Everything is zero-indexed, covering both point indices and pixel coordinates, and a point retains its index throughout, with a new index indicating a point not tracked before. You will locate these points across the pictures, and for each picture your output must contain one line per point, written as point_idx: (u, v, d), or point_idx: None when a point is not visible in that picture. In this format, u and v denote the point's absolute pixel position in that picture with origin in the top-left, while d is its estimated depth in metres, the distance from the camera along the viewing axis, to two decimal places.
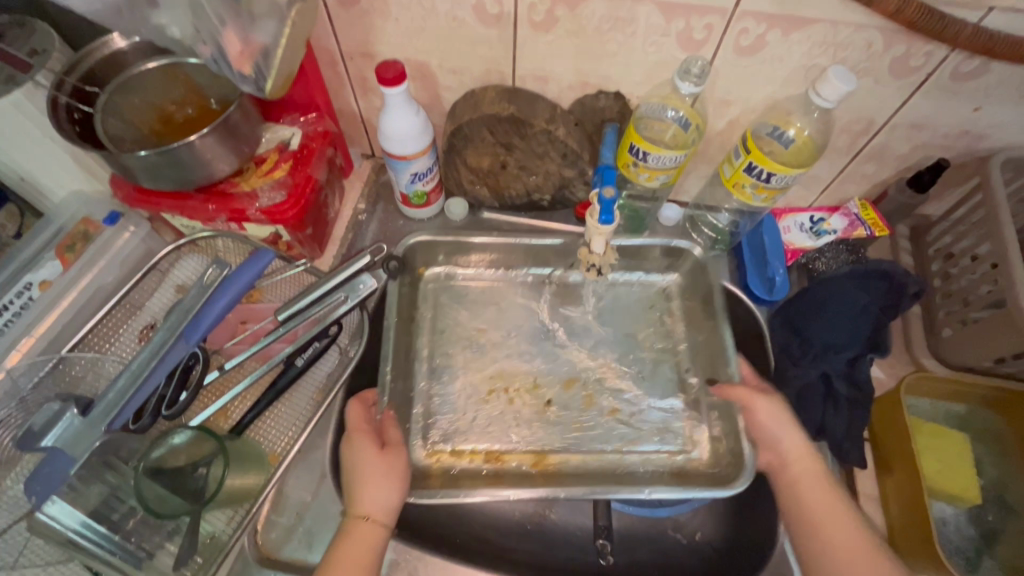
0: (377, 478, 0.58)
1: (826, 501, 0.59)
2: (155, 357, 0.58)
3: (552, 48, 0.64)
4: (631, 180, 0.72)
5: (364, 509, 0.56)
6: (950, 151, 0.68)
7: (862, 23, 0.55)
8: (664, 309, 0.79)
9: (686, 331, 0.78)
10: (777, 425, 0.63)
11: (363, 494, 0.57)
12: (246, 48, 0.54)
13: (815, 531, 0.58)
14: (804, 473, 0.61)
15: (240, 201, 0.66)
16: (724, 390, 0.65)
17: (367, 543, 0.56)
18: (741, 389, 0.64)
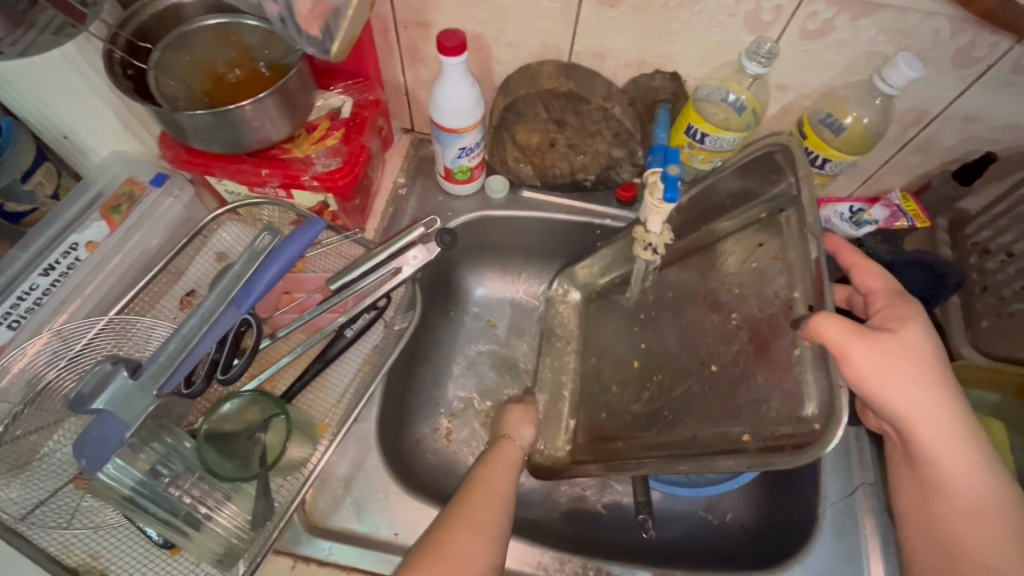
0: (523, 416, 0.72)
1: (951, 453, 0.51)
2: (206, 323, 0.55)
3: (614, 24, 0.64)
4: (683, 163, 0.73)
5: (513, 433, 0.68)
6: (997, 145, 0.69)
7: (933, 10, 0.55)
8: (770, 233, 0.58)
9: (801, 256, 0.53)
10: (878, 370, 0.47)
11: (515, 426, 0.70)
12: (316, 8, 0.53)
13: (931, 481, 0.53)
14: (927, 425, 0.50)
15: (293, 167, 0.65)
16: (809, 330, 0.47)
17: (509, 457, 0.65)
18: (833, 327, 0.45)
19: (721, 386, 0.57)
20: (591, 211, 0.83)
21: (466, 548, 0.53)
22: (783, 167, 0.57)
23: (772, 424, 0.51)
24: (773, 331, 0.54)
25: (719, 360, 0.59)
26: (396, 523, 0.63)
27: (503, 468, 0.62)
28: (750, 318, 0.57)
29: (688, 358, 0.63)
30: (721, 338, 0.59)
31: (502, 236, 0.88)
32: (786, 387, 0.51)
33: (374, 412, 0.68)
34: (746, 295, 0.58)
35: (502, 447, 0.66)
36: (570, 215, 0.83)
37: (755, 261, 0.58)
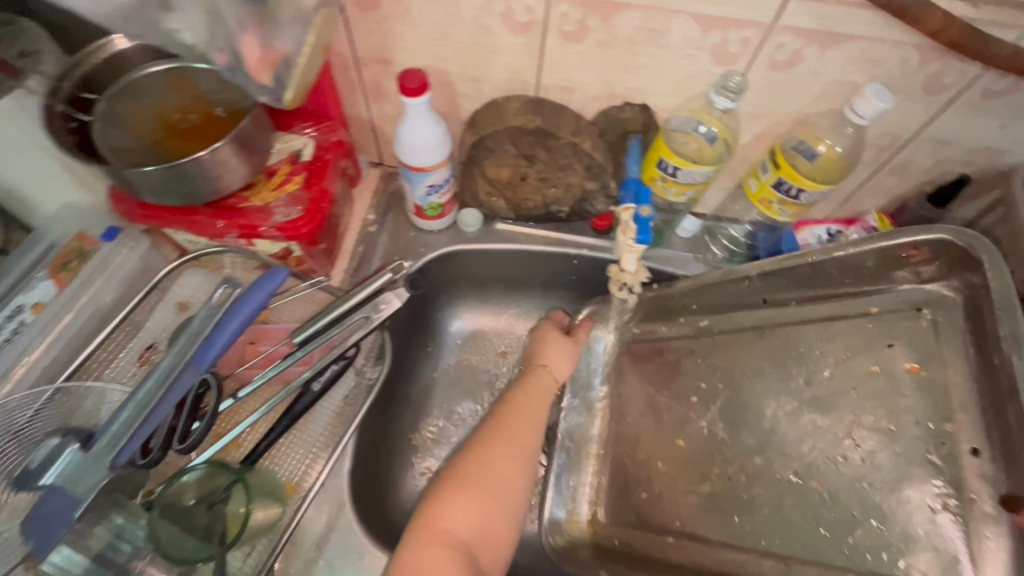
0: (562, 351, 0.74)
1: None
2: (164, 386, 0.53)
3: (581, 58, 0.62)
4: (656, 195, 0.71)
5: (545, 361, 0.72)
6: (971, 167, 0.69)
7: (901, 39, 0.54)
8: (916, 337, 0.59)
9: (961, 377, 0.55)
10: None
11: (550, 355, 0.73)
12: (265, 55, 0.49)
13: None
14: None
15: (250, 217, 0.62)
16: None
17: (543, 384, 0.69)
18: None
19: (830, 498, 0.57)
20: (567, 241, 0.81)
21: (506, 467, 0.58)
22: (966, 271, 0.56)
23: (899, 574, 0.52)
24: (896, 450, 0.56)
25: (828, 469, 0.58)
26: None
27: (540, 398, 0.67)
28: (895, 427, 0.57)
29: (773, 453, 0.62)
30: (825, 437, 0.59)
31: (479, 269, 0.85)
32: (932, 549, 0.52)
33: (348, 467, 0.65)
34: (856, 396, 0.59)
35: (538, 376, 0.70)
36: (546, 245, 0.81)
37: (874, 364, 0.60)
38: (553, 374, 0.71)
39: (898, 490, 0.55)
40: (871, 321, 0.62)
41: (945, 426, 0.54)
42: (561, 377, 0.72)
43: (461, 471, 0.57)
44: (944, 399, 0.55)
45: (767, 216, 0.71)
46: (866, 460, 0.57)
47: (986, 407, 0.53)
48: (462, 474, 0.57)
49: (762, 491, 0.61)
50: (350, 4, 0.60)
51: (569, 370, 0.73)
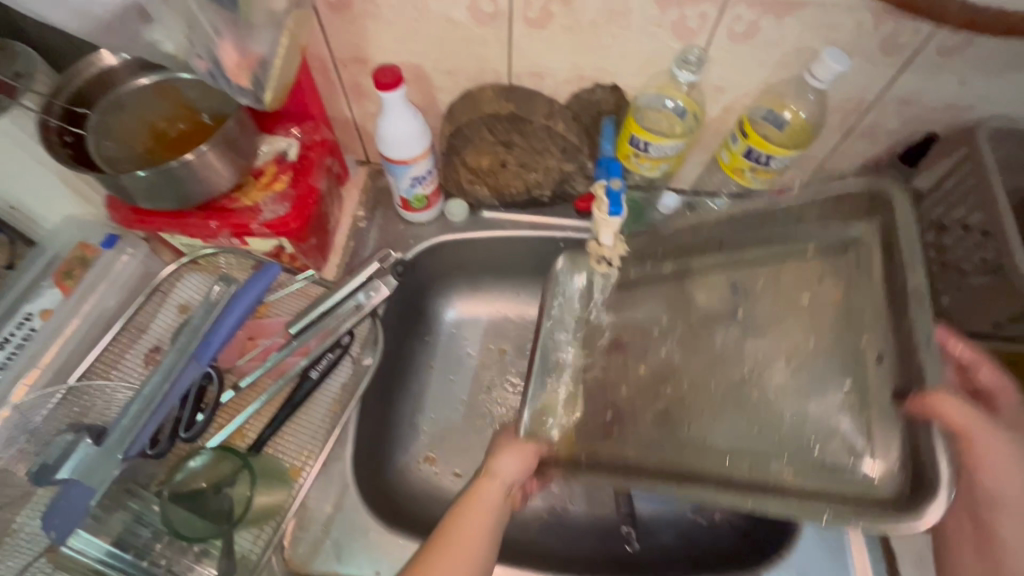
0: (516, 448, 0.61)
1: None
2: (167, 380, 0.59)
3: (547, 44, 0.64)
4: (632, 172, 0.74)
5: (491, 466, 0.59)
6: (937, 124, 0.70)
7: (852, 4, 0.56)
8: (815, 285, 0.52)
9: (866, 300, 0.49)
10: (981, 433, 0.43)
11: (506, 454, 0.60)
12: (244, 59, 0.52)
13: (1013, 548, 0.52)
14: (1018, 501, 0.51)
15: (241, 216, 0.65)
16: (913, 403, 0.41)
17: (488, 501, 0.57)
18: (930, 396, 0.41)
19: (805, 427, 0.48)
20: (552, 224, 0.83)
21: None
22: (873, 207, 0.50)
23: (811, 453, 0.48)
24: (817, 347, 0.50)
25: (772, 376, 0.52)
26: (378, 562, 0.63)
27: (483, 514, 0.56)
28: (819, 333, 0.51)
29: (719, 376, 0.56)
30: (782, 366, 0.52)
31: (469, 259, 0.88)
32: (832, 439, 0.47)
33: (347, 451, 0.68)
34: (773, 329, 0.54)
35: (482, 488, 0.57)
36: (531, 230, 0.83)
37: (805, 296, 0.53)
38: (503, 484, 0.58)
39: (813, 413, 0.49)
40: (805, 262, 0.54)
41: (866, 341, 0.48)
42: (513, 481, 0.59)
43: (451, 534, 0.55)
44: (858, 321, 0.49)
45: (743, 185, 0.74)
46: (778, 376, 0.52)
47: (877, 322, 0.47)
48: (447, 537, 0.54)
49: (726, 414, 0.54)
50: (323, 8, 0.63)
51: (519, 477, 0.59)
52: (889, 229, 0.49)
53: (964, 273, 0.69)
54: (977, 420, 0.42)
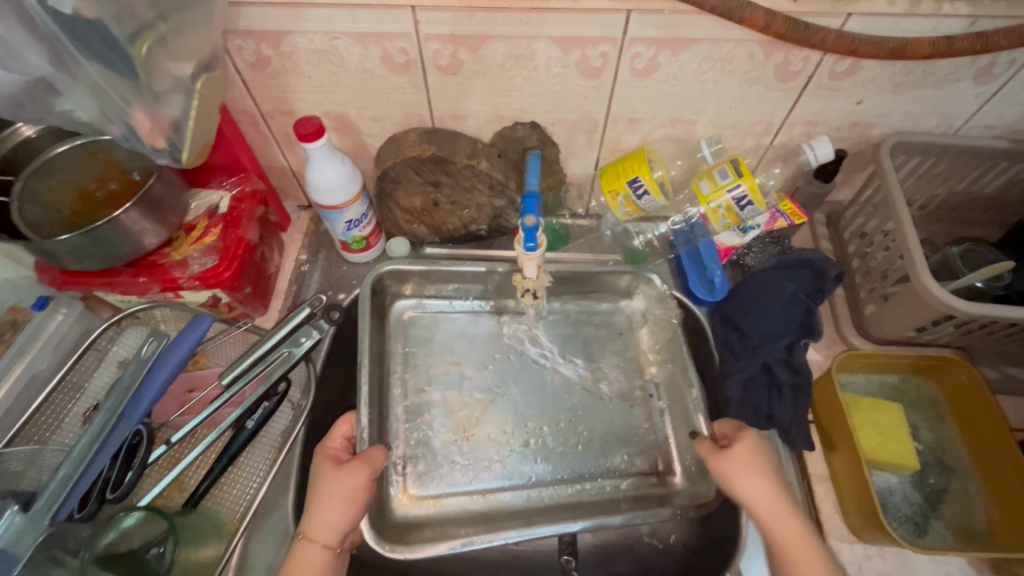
0: (334, 493, 0.59)
1: (797, 535, 0.58)
2: (97, 440, 0.56)
3: (463, 88, 0.67)
4: (608, 208, 0.75)
5: (308, 527, 0.58)
6: (846, 141, 0.73)
7: (741, 38, 0.59)
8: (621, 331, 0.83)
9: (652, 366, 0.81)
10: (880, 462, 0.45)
11: (314, 516, 0.58)
12: (156, 124, 0.54)
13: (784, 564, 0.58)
14: (764, 514, 0.59)
15: (172, 271, 0.66)
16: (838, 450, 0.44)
17: (313, 564, 0.57)
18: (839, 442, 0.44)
19: (602, 468, 0.74)
20: (491, 256, 0.85)
21: None
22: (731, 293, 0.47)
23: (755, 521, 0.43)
24: (631, 415, 0.78)
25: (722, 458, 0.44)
26: None
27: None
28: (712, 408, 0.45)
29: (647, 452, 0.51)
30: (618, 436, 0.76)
31: None
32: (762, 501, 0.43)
33: (288, 497, 0.68)
34: (599, 391, 0.79)
35: (302, 552, 0.57)
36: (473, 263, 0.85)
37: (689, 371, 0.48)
38: (325, 545, 0.58)
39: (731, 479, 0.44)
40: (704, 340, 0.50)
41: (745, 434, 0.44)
42: (335, 538, 0.58)
43: None
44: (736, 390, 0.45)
45: (709, 220, 0.75)
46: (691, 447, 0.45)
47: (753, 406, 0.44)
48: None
49: (549, 461, 0.74)
50: (243, 65, 0.65)
51: (346, 527, 0.58)
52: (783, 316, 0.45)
53: (885, 280, 0.71)
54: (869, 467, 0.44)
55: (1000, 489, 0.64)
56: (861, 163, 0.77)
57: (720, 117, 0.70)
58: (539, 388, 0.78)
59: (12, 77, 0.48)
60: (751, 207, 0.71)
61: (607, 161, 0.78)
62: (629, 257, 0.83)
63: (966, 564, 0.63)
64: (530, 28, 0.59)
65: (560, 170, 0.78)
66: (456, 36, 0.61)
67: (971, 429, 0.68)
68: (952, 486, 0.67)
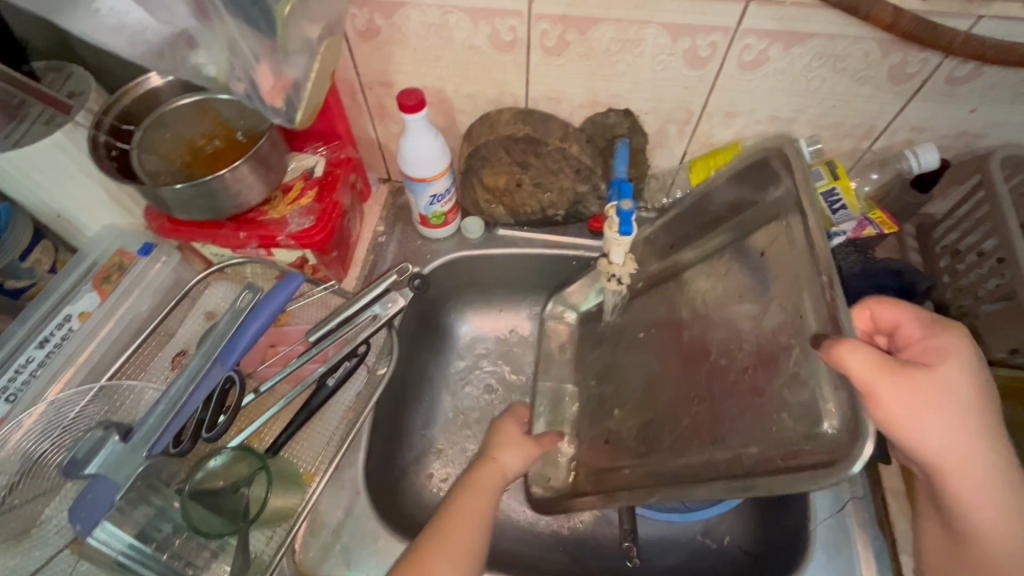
0: (519, 445, 0.69)
1: (983, 488, 0.46)
2: (193, 382, 0.58)
3: (564, 70, 0.68)
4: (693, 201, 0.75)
5: (498, 453, 0.66)
6: (949, 151, 0.71)
7: (860, 35, 0.58)
8: (761, 243, 0.57)
9: (813, 278, 0.49)
10: (904, 410, 0.42)
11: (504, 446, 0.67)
12: (278, 82, 0.55)
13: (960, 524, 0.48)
14: (961, 459, 0.45)
15: (269, 228, 0.69)
16: (833, 356, 0.42)
17: (492, 476, 0.63)
18: (862, 365, 0.41)
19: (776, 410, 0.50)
20: (565, 243, 0.85)
21: None
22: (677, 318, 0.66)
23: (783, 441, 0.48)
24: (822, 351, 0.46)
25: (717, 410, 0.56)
26: (385, 568, 0.65)
27: (484, 491, 0.60)
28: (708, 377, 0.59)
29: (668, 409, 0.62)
30: (758, 368, 0.53)
31: (480, 274, 0.89)
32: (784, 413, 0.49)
33: (360, 457, 0.70)
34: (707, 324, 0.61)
35: (485, 468, 0.63)
36: (546, 248, 0.85)
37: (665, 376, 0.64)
38: (506, 471, 0.65)
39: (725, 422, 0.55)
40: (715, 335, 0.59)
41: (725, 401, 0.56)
42: (512, 470, 0.65)
43: (443, 531, 0.55)
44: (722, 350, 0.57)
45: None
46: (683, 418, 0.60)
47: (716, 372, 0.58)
48: (455, 520, 0.56)
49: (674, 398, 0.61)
50: (353, 34, 0.67)
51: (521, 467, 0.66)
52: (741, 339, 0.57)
53: (978, 299, 0.69)
54: (883, 376, 0.42)
55: None
56: (962, 175, 0.74)
57: (821, 117, 0.69)
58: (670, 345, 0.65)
59: (159, 26, 0.50)
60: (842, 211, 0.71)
61: (694, 155, 0.77)
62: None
63: None
64: (644, 13, 0.59)
65: (645, 161, 0.78)
66: (568, 17, 0.61)
67: None
68: None
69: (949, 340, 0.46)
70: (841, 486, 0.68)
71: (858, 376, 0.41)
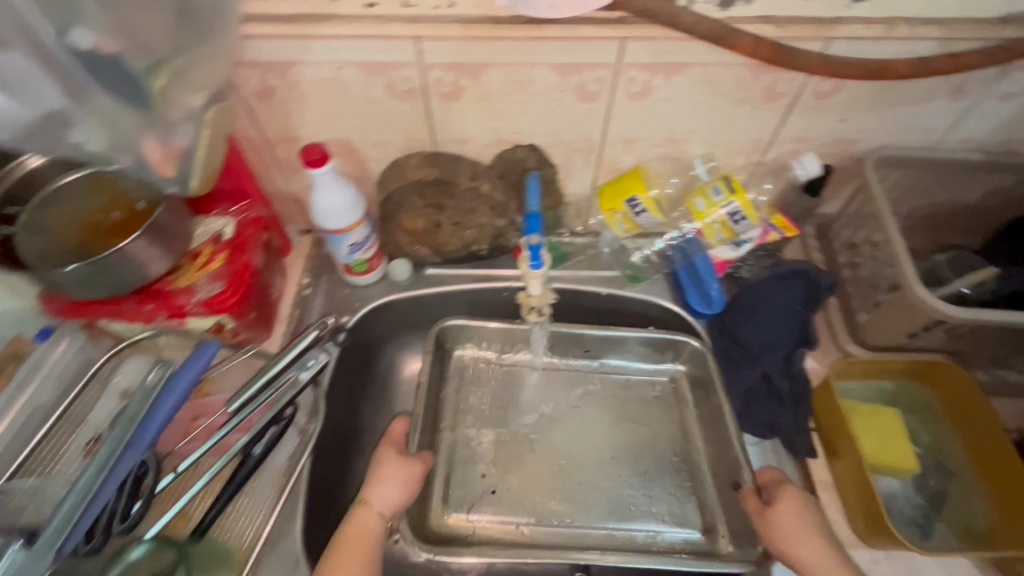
0: (394, 474, 0.65)
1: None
2: (103, 472, 0.52)
3: (464, 113, 0.69)
4: (608, 225, 0.78)
5: (367, 493, 0.64)
6: (832, 157, 0.77)
7: (730, 62, 0.63)
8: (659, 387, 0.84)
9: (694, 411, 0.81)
10: (788, 526, 0.61)
11: (377, 486, 0.64)
12: (166, 152, 0.54)
13: None
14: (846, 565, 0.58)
15: (177, 298, 0.66)
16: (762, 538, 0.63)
17: (365, 529, 0.61)
18: (767, 523, 0.62)
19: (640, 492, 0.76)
20: (494, 276, 0.85)
21: None
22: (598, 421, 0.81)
23: (645, 515, 0.75)
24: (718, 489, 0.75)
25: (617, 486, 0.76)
26: None
27: (359, 554, 0.59)
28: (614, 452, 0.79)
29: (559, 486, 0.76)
30: (643, 459, 0.78)
31: (414, 315, 0.88)
32: (645, 493, 0.76)
33: (296, 525, 0.67)
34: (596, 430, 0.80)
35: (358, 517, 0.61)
36: (474, 283, 0.85)
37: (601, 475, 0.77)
38: (381, 514, 0.63)
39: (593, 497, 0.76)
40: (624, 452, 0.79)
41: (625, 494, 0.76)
42: (390, 510, 0.64)
43: None
44: (627, 457, 0.78)
45: (703, 235, 0.78)
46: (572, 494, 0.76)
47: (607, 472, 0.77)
48: None
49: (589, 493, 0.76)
50: (249, 94, 0.67)
51: (400, 501, 0.64)
52: (627, 428, 0.81)
53: (876, 289, 0.73)
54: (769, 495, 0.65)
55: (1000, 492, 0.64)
56: (846, 177, 0.80)
57: (712, 136, 0.73)
58: (575, 428, 0.81)
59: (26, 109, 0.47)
60: (745, 220, 0.75)
61: (604, 180, 0.80)
62: (629, 274, 0.84)
63: (969, 565, 0.64)
64: (530, 56, 0.62)
65: (558, 191, 0.81)
66: (459, 64, 0.63)
67: (966, 427, 0.69)
68: (952, 487, 0.68)
69: (787, 499, 0.63)
70: None
71: (795, 555, 0.59)
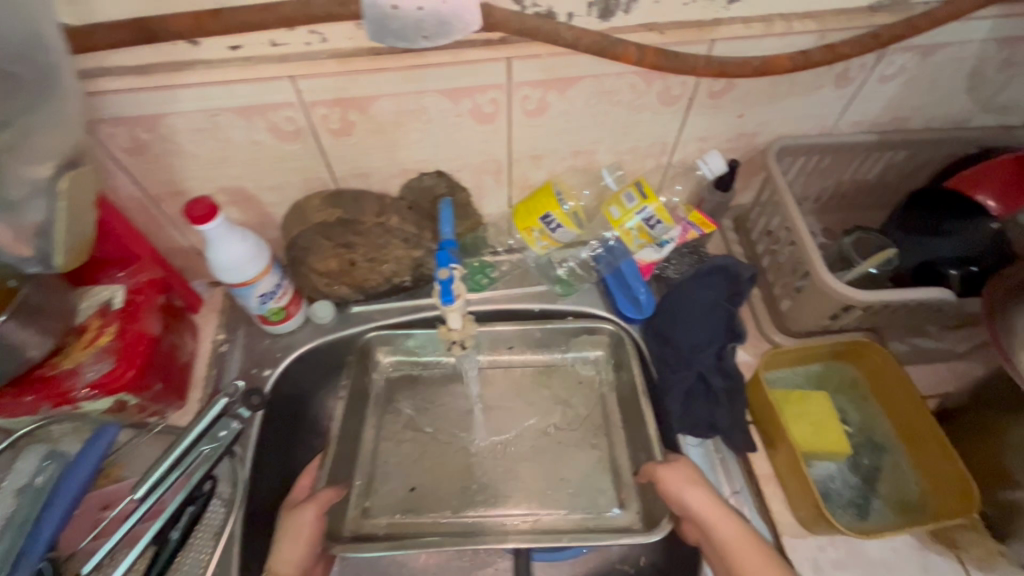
0: (298, 531, 0.62)
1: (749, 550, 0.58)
2: None
3: (360, 148, 0.66)
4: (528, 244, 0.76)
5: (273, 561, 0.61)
6: (737, 151, 0.78)
7: (620, 72, 0.62)
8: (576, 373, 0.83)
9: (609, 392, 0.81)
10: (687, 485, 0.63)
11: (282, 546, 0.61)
12: (19, 233, 0.50)
13: None
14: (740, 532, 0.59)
15: (62, 383, 0.60)
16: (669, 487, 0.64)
17: None
18: (674, 477, 0.64)
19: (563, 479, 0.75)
20: (425, 308, 0.82)
21: None
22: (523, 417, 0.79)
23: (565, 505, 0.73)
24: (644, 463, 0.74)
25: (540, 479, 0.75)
26: None
27: None
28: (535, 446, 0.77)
29: (477, 484, 0.75)
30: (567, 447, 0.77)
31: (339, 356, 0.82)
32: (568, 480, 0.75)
33: None
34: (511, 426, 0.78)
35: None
36: (402, 317, 0.82)
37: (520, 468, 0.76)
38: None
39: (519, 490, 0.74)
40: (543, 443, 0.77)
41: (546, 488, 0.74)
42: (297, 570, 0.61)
43: None
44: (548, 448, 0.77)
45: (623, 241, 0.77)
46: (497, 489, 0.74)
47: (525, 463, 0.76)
48: None
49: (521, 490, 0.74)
50: (119, 152, 0.62)
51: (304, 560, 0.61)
52: (545, 420, 0.79)
53: (795, 275, 0.73)
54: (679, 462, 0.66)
55: (926, 463, 0.67)
56: (754, 169, 0.82)
57: (618, 144, 0.72)
58: (500, 422, 0.79)
59: None
60: (660, 224, 0.74)
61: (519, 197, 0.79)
62: (559, 288, 0.83)
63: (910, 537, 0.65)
64: (415, 85, 0.59)
65: (475, 212, 0.79)
66: (342, 99, 0.60)
67: (890, 404, 0.72)
68: (883, 462, 0.70)
69: (681, 470, 0.64)
70: (720, 481, 0.71)
71: (698, 506, 0.61)
